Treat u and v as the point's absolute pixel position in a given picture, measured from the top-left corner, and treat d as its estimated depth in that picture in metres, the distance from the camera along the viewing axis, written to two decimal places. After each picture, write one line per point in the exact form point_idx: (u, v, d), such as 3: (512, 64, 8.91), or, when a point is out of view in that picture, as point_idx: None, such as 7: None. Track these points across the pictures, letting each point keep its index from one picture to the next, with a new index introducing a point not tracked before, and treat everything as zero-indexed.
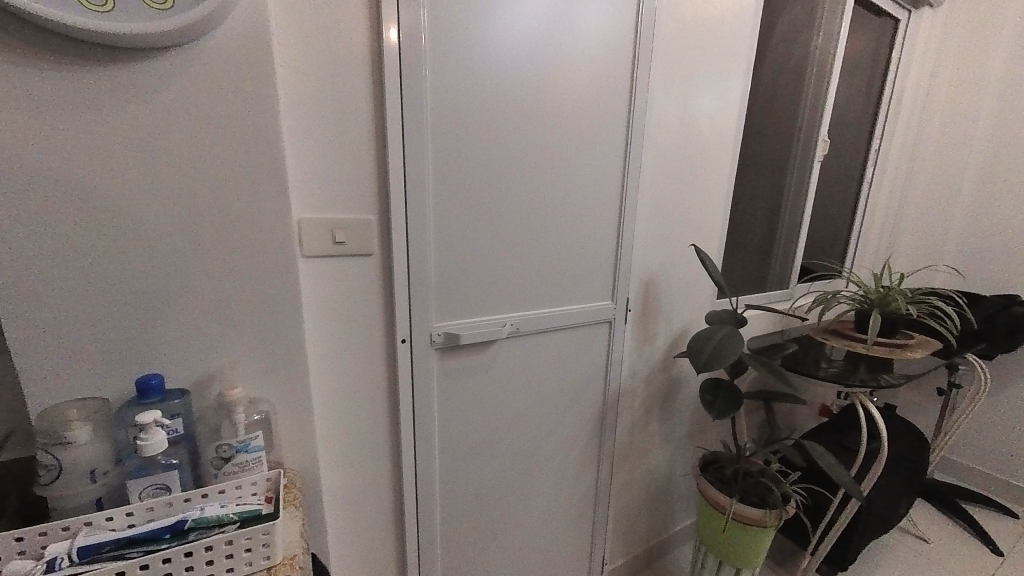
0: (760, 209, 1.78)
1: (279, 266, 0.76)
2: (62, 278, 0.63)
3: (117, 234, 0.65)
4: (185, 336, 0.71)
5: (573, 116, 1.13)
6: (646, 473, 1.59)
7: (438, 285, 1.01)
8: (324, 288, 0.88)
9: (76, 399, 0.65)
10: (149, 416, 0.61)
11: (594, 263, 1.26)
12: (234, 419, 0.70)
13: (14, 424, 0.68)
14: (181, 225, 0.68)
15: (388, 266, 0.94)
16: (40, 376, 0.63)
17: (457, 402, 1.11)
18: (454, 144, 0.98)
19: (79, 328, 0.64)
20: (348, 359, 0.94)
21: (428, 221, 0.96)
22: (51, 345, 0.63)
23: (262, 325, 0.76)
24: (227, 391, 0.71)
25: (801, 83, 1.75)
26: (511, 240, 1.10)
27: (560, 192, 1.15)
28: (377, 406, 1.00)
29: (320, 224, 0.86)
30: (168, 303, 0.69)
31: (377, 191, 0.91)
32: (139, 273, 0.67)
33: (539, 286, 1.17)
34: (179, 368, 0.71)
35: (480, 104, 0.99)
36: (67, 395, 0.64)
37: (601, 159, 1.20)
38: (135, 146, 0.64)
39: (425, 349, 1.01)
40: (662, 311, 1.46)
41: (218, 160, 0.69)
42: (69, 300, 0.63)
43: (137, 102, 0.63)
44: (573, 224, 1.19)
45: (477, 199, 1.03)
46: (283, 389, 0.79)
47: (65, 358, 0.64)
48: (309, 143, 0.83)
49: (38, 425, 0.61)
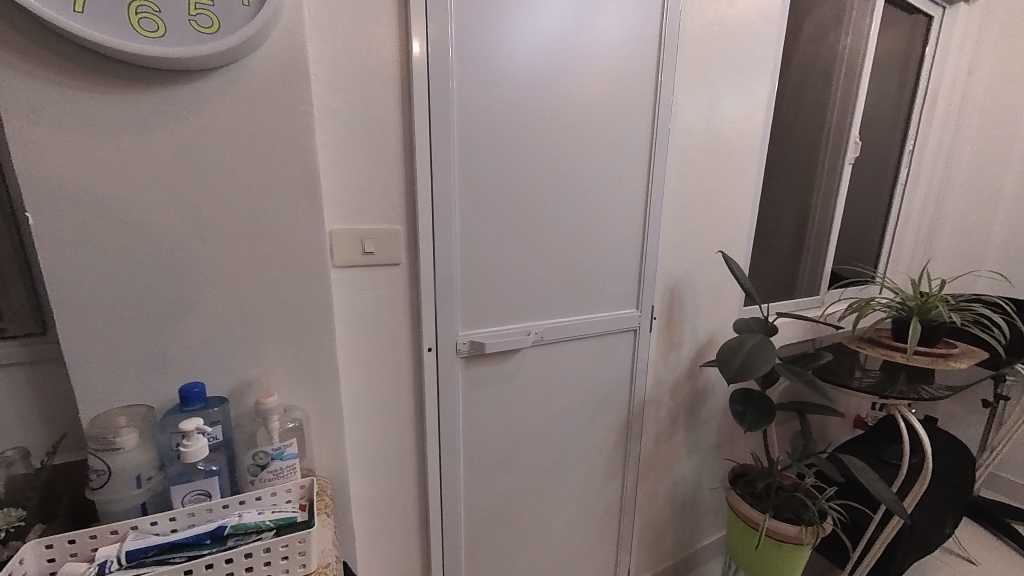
0: (788, 214, 1.74)
1: (312, 276, 0.78)
2: (114, 290, 0.66)
3: (163, 247, 0.68)
4: (225, 345, 0.73)
5: (597, 125, 1.13)
6: (673, 485, 1.55)
7: (463, 294, 1.02)
8: (354, 297, 0.90)
9: (124, 406, 0.68)
10: (192, 424, 0.62)
11: (619, 271, 1.24)
12: (270, 427, 0.72)
13: (67, 429, 0.71)
14: (221, 237, 0.71)
15: (415, 275, 0.95)
16: (93, 383, 0.66)
17: (482, 410, 1.11)
18: (479, 155, 0.99)
19: (127, 338, 0.67)
20: (376, 367, 0.95)
21: (453, 232, 0.97)
22: (101, 353, 0.66)
23: (296, 334, 0.78)
24: (264, 399, 0.72)
25: (830, 84, 1.70)
26: (535, 249, 1.10)
27: (585, 201, 1.15)
28: (403, 414, 1.01)
29: (350, 235, 0.87)
30: (209, 313, 0.71)
31: (405, 201, 0.93)
32: (183, 285, 0.69)
33: (563, 294, 1.16)
34: (217, 376, 0.73)
35: (505, 116, 1.00)
36: (117, 401, 0.67)
37: (625, 168, 1.20)
38: (181, 163, 0.67)
39: (451, 358, 1.02)
40: (688, 319, 1.43)
41: (256, 175, 0.72)
42: (119, 310, 0.66)
43: (185, 122, 0.66)
44: (598, 234, 1.19)
45: (503, 207, 1.04)
46: (316, 397, 0.81)
47: (114, 366, 0.67)
48: (341, 156, 0.85)
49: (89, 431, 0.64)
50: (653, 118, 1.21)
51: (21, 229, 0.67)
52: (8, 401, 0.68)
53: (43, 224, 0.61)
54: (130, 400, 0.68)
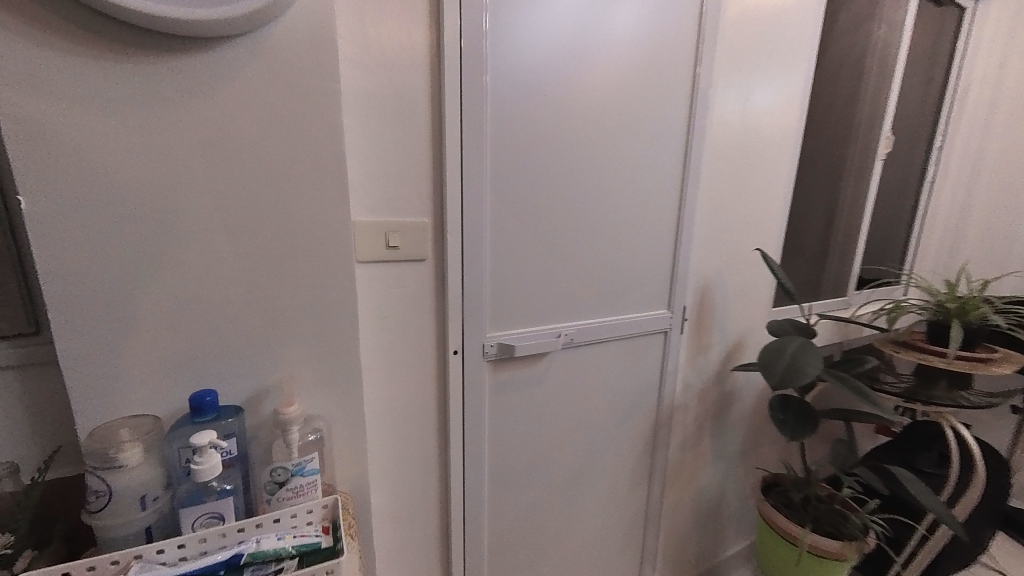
0: (817, 212, 1.67)
1: (335, 272, 0.70)
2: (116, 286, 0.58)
3: (172, 238, 0.60)
4: (240, 348, 0.65)
5: (632, 115, 1.06)
6: (698, 494, 1.48)
7: (492, 291, 0.94)
8: (378, 294, 0.82)
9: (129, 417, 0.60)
10: (205, 437, 0.55)
11: (650, 269, 1.17)
12: (290, 438, 0.64)
13: (61, 441, 0.63)
14: (236, 228, 0.63)
15: (442, 272, 0.88)
16: (92, 390, 0.58)
17: (508, 417, 1.03)
18: (511, 143, 0.91)
19: (130, 340, 0.59)
20: (400, 372, 0.88)
21: (483, 224, 0.90)
22: (103, 357, 0.58)
23: (317, 335, 0.70)
24: (284, 408, 0.65)
25: (862, 77, 1.64)
26: (565, 246, 1.02)
27: (617, 195, 1.08)
28: (426, 422, 0.93)
29: (375, 226, 0.80)
30: (224, 312, 0.64)
31: (433, 192, 0.85)
32: (195, 280, 0.62)
33: (593, 294, 1.09)
34: (231, 381, 0.65)
35: (539, 102, 0.93)
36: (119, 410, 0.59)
37: (660, 161, 1.12)
38: (193, 143, 0.60)
39: (478, 362, 0.94)
40: (719, 320, 1.36)
41: (277, 158, 0.64)
42: (122, 309, 0.59)
43: (200, 95, 0.59)
44: (629, 230, 1.11)
45: (534, 200, 0.96)
46: (338, 405, 0.73)
47: (116, 372, 0.59)
48: (366, 140, 0.77)
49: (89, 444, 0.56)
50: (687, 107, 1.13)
51: (13, 217, 0.59)
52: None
53: (40, 210, 0.54)
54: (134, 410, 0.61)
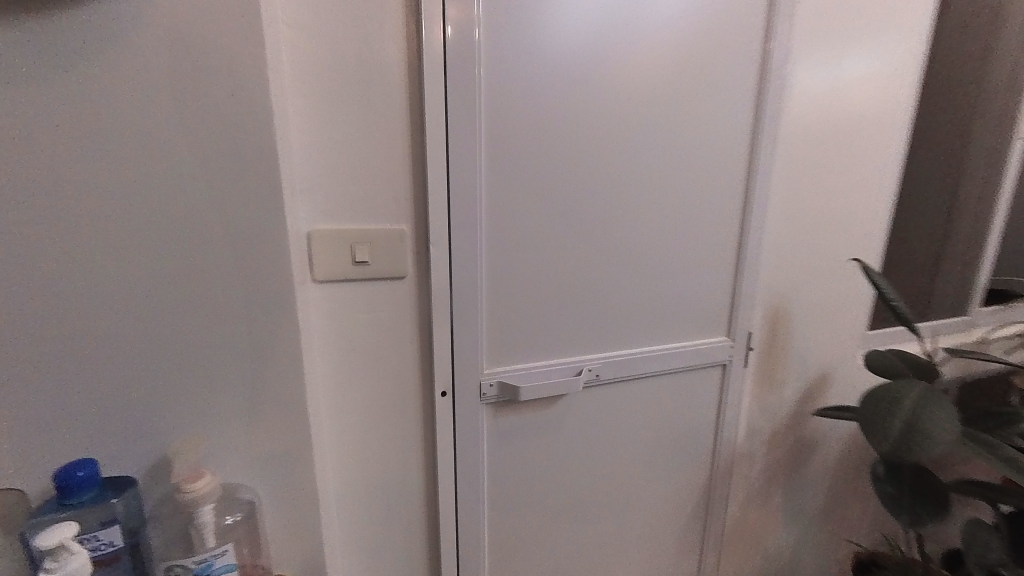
0: (932, 208, 1.30)
1: (268, 301, 0.53)
2: None
3: (39, 259, 0.45)
4: (134, 405, 0.49)
5: (684, 87, 0.80)
6: (764, 562, 1.19)
7: (491, 317, 0.74)
8: (341, 322, 0.66)
9: None
10: (57, 534, 0.40)
11: (704, 287, 0.91)
12: (199, 522, 0.49)
13: None
14: (127, 246, 0.47)
15: (426, 294, 0.69)
16: None
17: (514, 471, 0.83)
18: (513, 127, 0.70)
19: None
20: (373, 417, 0.70)
21: (478, 232, 0.70)
22: None
23: (245, 384, 0.53)
24: (188, 483, 0.48)
25: (1001, 29, 1.24)
26: (586, 260, 0.80)
27: (659, 193, 0.83)
28: (409, 478, 0.75)
29: (335, 235, 0.63)
30: (114, 357, 0.48)
31: (412, 193, 0.66)
32: (73, 316, 0.46)
33: (626, 318, 0.85)
34: (123, 449, 0.49)
35: (551, 74, 0.71)
36: None
37: (721, 147, 0.86)
38: (60, 132, 0.44)
39: (473, 405, 0.75)
40: (797, 349, 1.06)
41: (181, 152, 0.48)
42: None
43: (69, 68, 0.43)
44: (676, 238, 0.86)
45: (546, 202, 0.75)
46: (278, 469, 0.57)
47: None
48: (322, 129, 0.61)
49: None
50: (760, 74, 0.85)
51: None
52: None
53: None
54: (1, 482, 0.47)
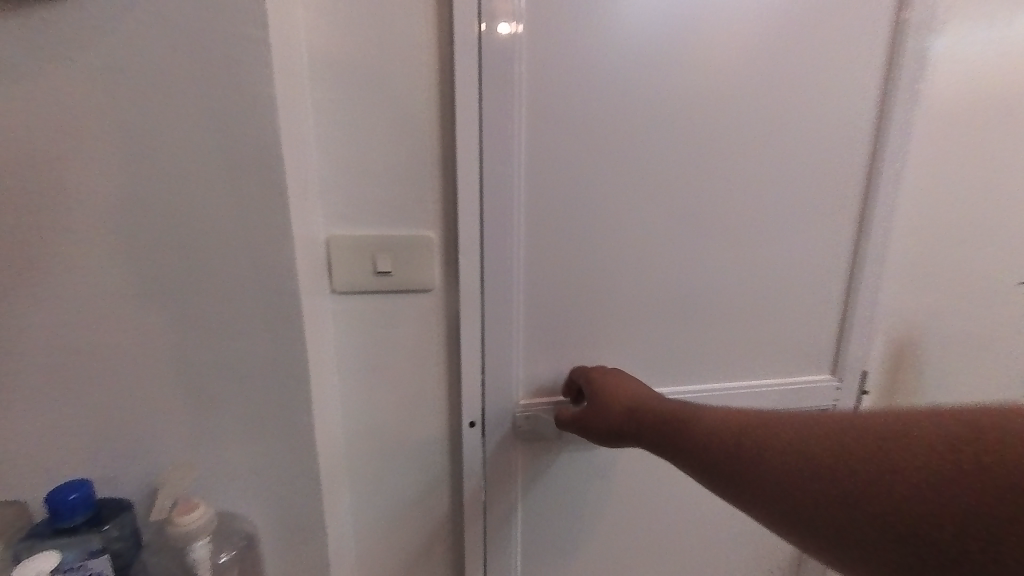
0: None
1: (269, 319, 0.47)
2: None
3: (45, 268, 0.43)
4: (136, 424, 0.46)
5: (784, 57, 0.62)
6: None
7: (528, 339, 0.64)
8: (360, 338, 0.60)
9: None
10: (34, 566, 0.37)
11: (801, 311, 0.72)
12: (191, 558, 0.44)
13: None
14: (127, 255, 0.44)
15: (454, 310, 0.61)
16: None
17: (554, 517, 0.71)
18: (557, 116, 0.59)
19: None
20: (395, 443, 0.64)
21: (515, 241, 0.60)
22: None
23: (246, 409, 0.48)
24: (180, 514, 0.44)
25: None
26: (646, 275, 0.66)
27: (743, 194, 0.66)
28: (433, 514, 0.67)
29: (355, 240, 0.57)
30: (116, 371, 0.45)
31: (441, 195, 0.58)
32: (78, 328, 0.44)
33: (694, 347, 0.70)
34: (128, 466, 0.46)
35: (608, 48, 0.58)
36: None
37: (835, 133, 0.66)
38: (64, 134, 0.41)
39: (506, 438, 0.65)
40: (930, 394, 0.82)
41: (179, 152, 0.43)
42: None
43: (69, 61, 0.40)
44: (765, 250, 0.69)
45: (599, 205, 0.63)
46: (280, 503, 0.51)
47: None
48: (345, 125, 0.55)
49: None
50: (895, 34, 0.64)
51: None
52: None
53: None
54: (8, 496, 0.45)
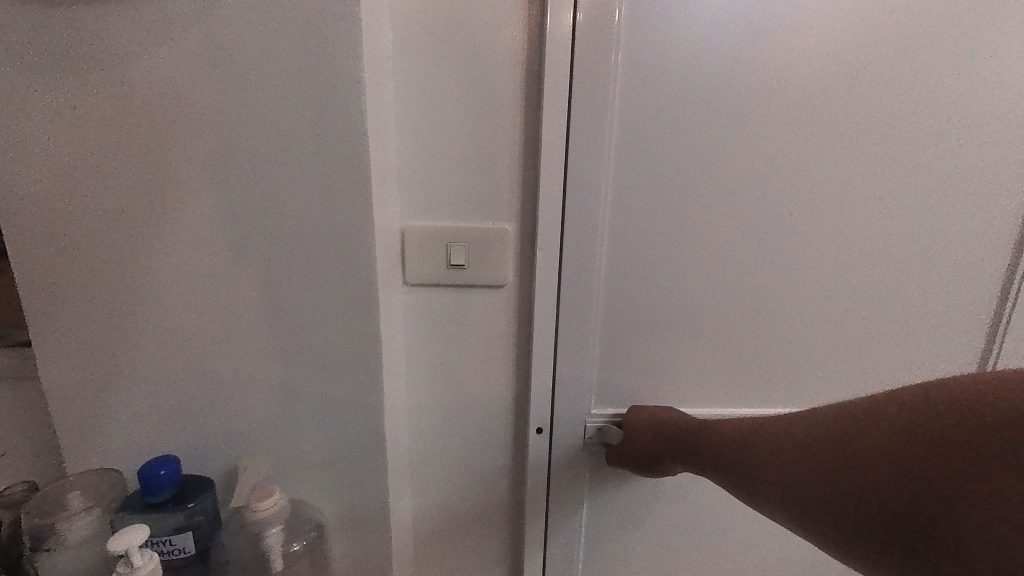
0: None
1: (347, 309, 0.46)
2: (86, 307, 0.45)
3: (146, 248, 0.44)
4: (220, 404, 0.47)
5: (929, 31, 0.53)
6: None
7: (604, 345, 0.59)
8: (430, 334, 0.58)
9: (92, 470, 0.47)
10: (128, 538, 0.38)
11: (926, 332, 0.62)
12: (265, 544, 0.44)
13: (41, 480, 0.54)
14: (218, 237, 0.44)
15: (528, 308, 0.57)
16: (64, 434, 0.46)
17: (620, 535, 0.66)
18: (653, 100, 0.53)
19: (102, 376, 0.46)
20: (458, 442, 0.61)
21: (597, 238, 0.55)
22: (74, 396, 0.46)
23: (321, 398, 0.47)
24: (256, 501, 0.44)
25: None
26: (742, 281, 0.58)
27: (864, 193, 0.57)
28: (493, 518, 0.64)
29: (430, 232, 0.55)
30: (204, 352, 0.46)
31: (521, 185, 0.54)
32: (172, 307, 0.45)
33: (790, 365, 0.62)
34: (213, 444, 0.47)
35: (715, 23, 0.52)
36: (89, 462, 0.47)
37: (992, 120, 0.55)
38: (168, 116, 0.42)
39: (574, 448, 0.61)
40: None
41: (271, 136, 0.42)
42: (92, 337, 0.45)
43: (178, 46, 0.41)
44: (887, 259, 0.59)
45: (694, 201, 0.56)
46: (348, 495, 0.50)
47: (87, 414, 0.46)
48: (425, 110, 0.52)
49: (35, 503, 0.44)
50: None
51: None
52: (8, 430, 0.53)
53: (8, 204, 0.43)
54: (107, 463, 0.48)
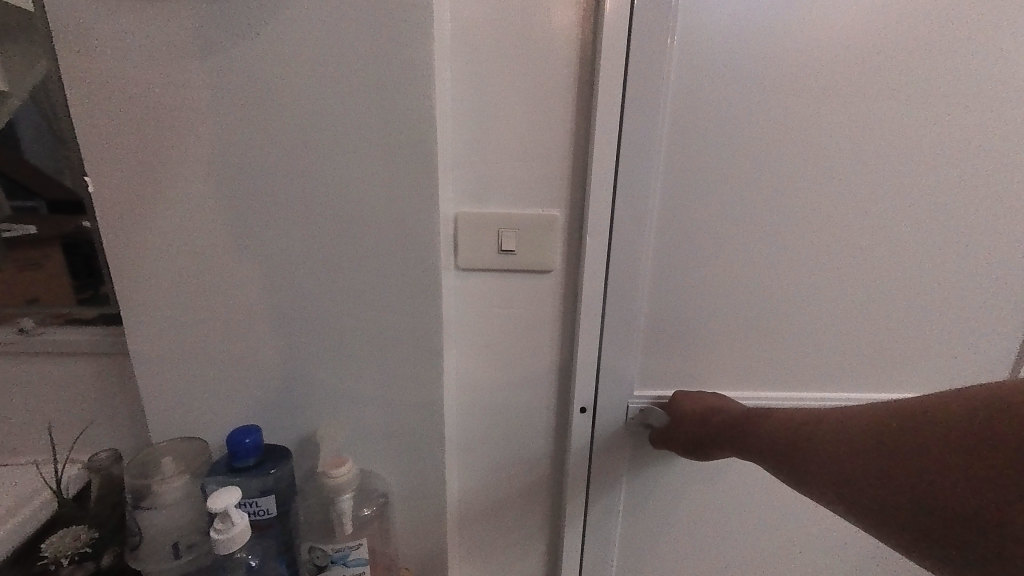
0: None
1: (412, 290, 0.48)
2: (171, 287, 0.48)
3: (227, 230, 0.47)
4: (293, 378, 0.50)
5: (986, 17, 0.52)
6: None
7: (648, 330, 0.61)
8: (479, 316, 0.60)
9: (178, 438, 0.51)
10: (224, 499, 0.42)
11: (964, 318, 0.62)
12: (339, 508, 0.47)
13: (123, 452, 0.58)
14: (294, 222, 0.47)
15: (574, 292, 0.60)
16: (152, 404, 0.50)
17: (655, 511, 0.69)
18: (705, 91, 0.54)
19: (185, 351, 0.49)
20: (504, 419, 0.64)
21: (645, 226, 0.57)
22: (161, 369, 0.50)
23: (386, 375, 0.50)
24: (333, 469, 0.47)
25: None
26: (787, 275, 0.60)
27: (909, 182, 0.57)
28: (536, 491, 0.68)
29: (483, 219, 0.57)
30: (279, 332, 0.49)
31: (571, 172, 0.56)
32: (250, 287, 0.48)
33: (826, 350, 0.63)
34: (286, 417, 0.51)
35: (770, 20, 0.52)
36: (173, 430, 0.51)
37: None
38: (249, 105, 0.44)
39: (616, 426, 0.64)
40: None
41: (344, 124, 0.45)
42: (177, 315, 0.48)
43: (260, 39, 0.43)
44: (930, 252, 0.60)
45: (743, 198, 0.57)
46: (409, 467, 0.54)
47: (172, 386, 0.50)
48: (481, 100, 0.53)
49: (132, 467, 0.48)
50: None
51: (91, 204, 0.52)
52: (94, 401, 0.58)
53: (102, 190, 0.46)
54: (189, 432, 0.51)
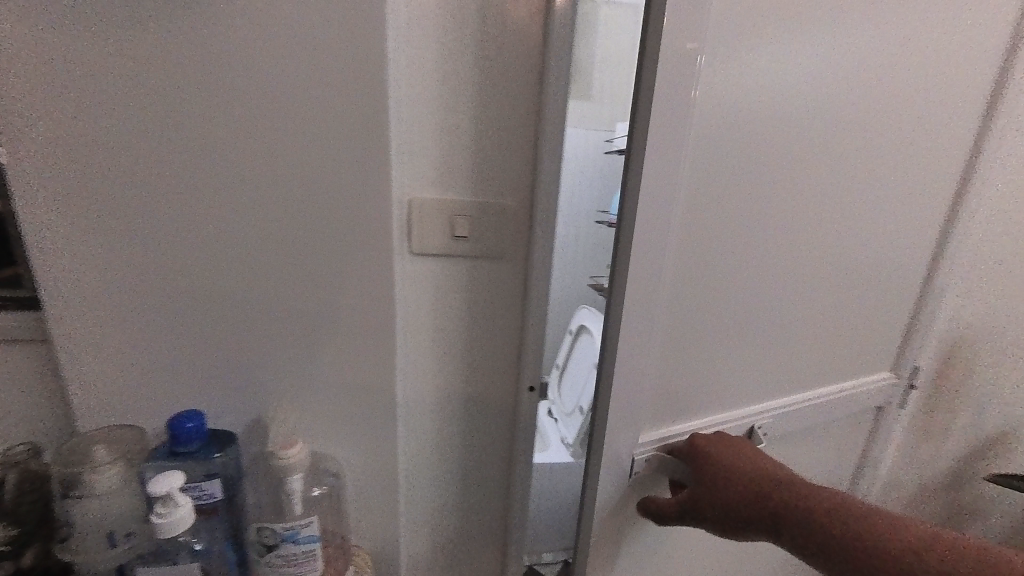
0: None
1: (364, 273, 0.49)
2: (102, 266, 0.45)
3: (165, 207, 0.45)
4: (240, 361, 0.49)
5: None
6: None
7: (659, 330, 0.50)
8: (432, 301, 0.61)
9: (110, 426, 0.49)
10: (166, 484, 0.41)
11: None
12: (288, 488, 0.48)
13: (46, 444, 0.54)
14: (240, 201, 0.46)
15: (525, 277, 0.62)
16: (81, 390, 0.48)
17: None
18: (749, 58, 0.45)
19: (119, 335, 0.47)
20: (457, 401, 0.66)
21: (665, 203, 0.44)
22: (91, 353, 0.47)
23: (338, 357, 0.51)
24: (282, 450, 0.48)
25: None
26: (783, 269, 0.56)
27: (879, 175, 0.57)
28: (487, 468, 0.71)
29: (436, 205, 0.58)
30: (225, 313, 0.48)
31: (523, 163, 0.58)
32: (192, 268, 0.47)
33: (800, 354, 0.63)
34: (233, 400, 0.50)
35: None
36: (106, 417, 0.48)
37: None
38: (190, 78, 0.42)
39: None
40: (973, 393, 0.82)
41: (295, 104, 0.44)
42: (109, 296, 0.46)
43: (202, 8, 0.41)
44: (885, 244, 0.62)
45: (755, 180, 0.50)
46: (362, 445, 0.55)
47: (105, 372, 0.48)
48: (437, 87, 0.54)
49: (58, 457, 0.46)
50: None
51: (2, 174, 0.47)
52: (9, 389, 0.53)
53: (18, 160, 0.42)
54: (122, 419, 0.49)
